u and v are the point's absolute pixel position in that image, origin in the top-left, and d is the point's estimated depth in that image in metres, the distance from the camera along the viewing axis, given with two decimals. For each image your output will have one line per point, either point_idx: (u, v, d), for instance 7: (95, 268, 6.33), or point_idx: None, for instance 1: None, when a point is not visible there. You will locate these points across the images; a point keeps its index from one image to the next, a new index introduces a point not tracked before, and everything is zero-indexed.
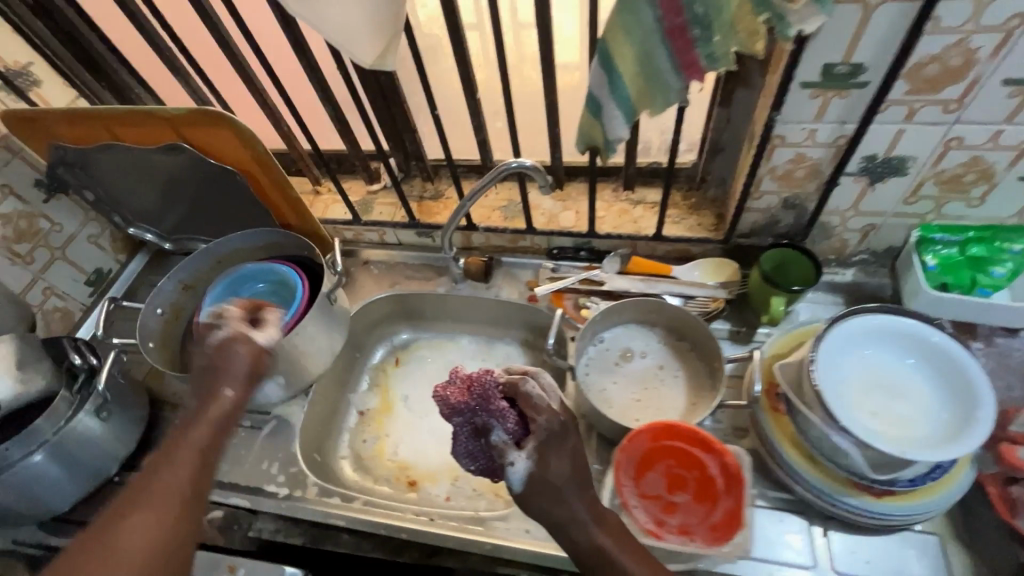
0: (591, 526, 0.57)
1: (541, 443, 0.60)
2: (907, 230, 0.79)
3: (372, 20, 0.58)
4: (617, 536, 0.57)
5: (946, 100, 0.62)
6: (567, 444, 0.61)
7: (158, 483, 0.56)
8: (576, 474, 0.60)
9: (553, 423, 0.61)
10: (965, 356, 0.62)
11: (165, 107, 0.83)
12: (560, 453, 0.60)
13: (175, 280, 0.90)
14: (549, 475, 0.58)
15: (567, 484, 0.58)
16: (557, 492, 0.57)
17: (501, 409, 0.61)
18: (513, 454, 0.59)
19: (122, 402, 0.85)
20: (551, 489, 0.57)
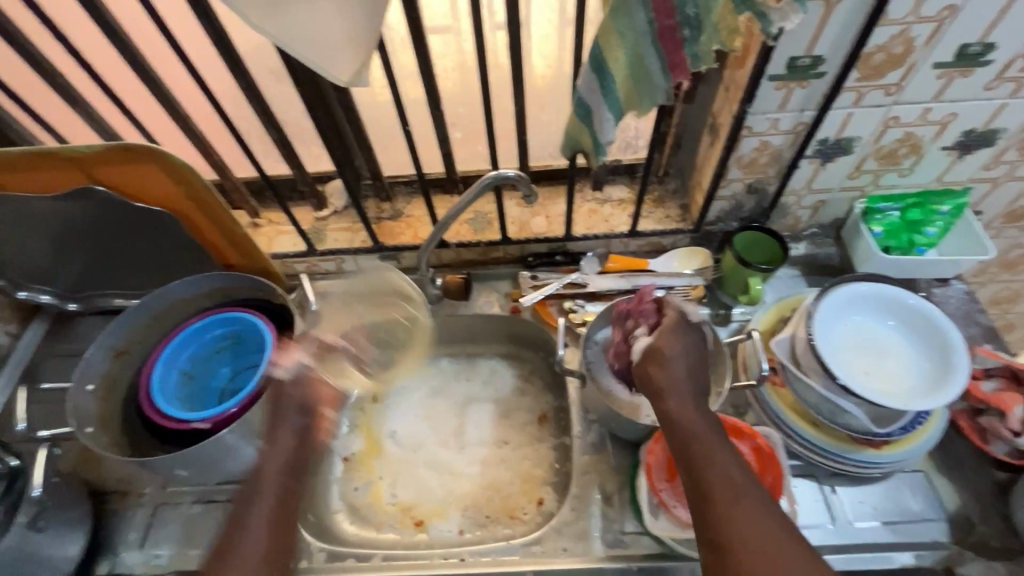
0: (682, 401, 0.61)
1: (670, 328, 0.65)
2: (852, 202, 0.87)
3: (349, 32, 0.52)
4: (700, 419, 0.60)
5: (888, 84, 0.69)
6: (692, 345, 0.65)
7: (242, 538, 0.64)
8: (698, 364, 0.64)
9: (675, 319, 0.67)
10: (937, 315, 0.69)
11: (72, 146, 0.70)
12: (683, 341, 0.65)
13: (104, 346, 0.76)
14: (665, 354, 0.63)
15: (683, 366, 0.63)
16: (666, 369, 0.62)
17: (645, 307, 0.70)
18: (641, 336, 0.68)
19: (59, 502, 0.70)
20: (664, 364, 0.63)
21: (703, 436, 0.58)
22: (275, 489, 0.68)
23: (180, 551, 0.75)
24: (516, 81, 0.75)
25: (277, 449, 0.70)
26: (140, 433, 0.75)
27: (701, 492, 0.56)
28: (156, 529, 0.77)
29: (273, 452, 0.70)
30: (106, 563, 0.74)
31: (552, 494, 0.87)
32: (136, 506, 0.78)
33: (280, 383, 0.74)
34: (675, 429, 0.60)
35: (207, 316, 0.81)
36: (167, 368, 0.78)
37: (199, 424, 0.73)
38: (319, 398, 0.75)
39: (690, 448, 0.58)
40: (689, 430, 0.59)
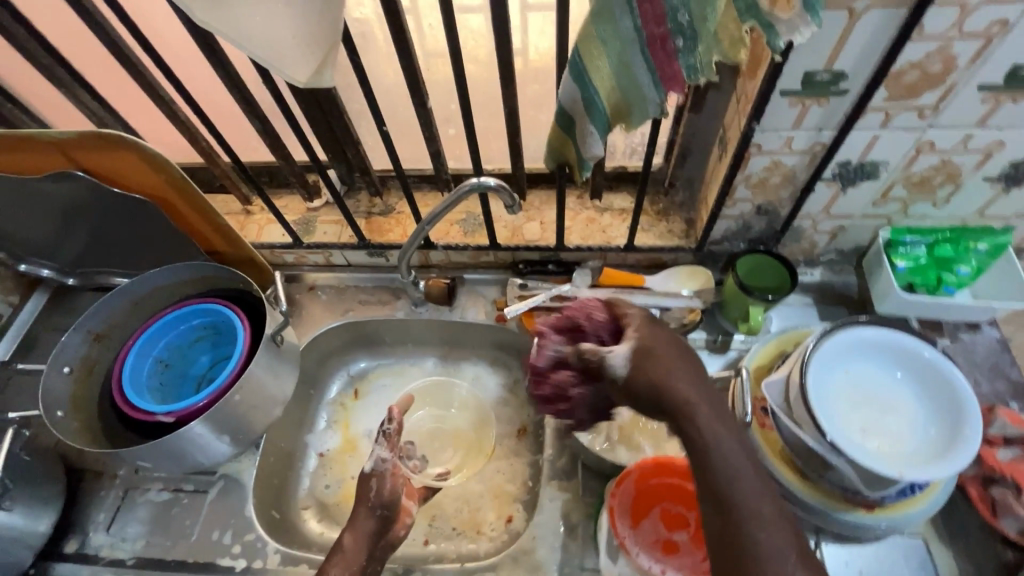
0: (736, 449, 0.46)
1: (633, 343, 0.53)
2: (875, 231, 0.79)
3: (301, 30, 0.48)
4: (755, 471, 0.46)
5: (923, 106, 0.60)
6: (683, 355, 0.52)
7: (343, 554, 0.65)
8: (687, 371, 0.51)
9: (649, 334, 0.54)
10: (953, 371, 0.62)
11: (46, 131, 0.69)
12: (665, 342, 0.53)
13: (82, 331, 0.76)
14: (679, 390, 0.49)
15: (707, 399, 0.49)
16: (687, 401, 0.48)
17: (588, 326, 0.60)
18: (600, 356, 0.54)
19: (29, 482, 0.72)
20: (701, 407, 0.48)
21: (763, 504, 0.44)
22: (349, 568, 0.64)
23: (144, 536, 0.76)
24: (506, 80, 0.69)
25: (356, 533, 0.66)
26: (113, 422, 0.76)
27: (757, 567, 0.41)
28: (123, 513, 0.78)
29: (353, 533, 0.66)
30: (74, 542, 0.76)
31: (522, 512, 0.83)
32: (108, 488, 0.80)
33: (378, 478, 0.71)
34: (717, 480, 0.45)
35: (184, 306, 0.80)
36: (141, 357, 0.78)
37: (163, 417, 0.73)
38: (397, 491, 0.70)
39: (745, 518, 0.43)
40: (745, 492, 0.44)
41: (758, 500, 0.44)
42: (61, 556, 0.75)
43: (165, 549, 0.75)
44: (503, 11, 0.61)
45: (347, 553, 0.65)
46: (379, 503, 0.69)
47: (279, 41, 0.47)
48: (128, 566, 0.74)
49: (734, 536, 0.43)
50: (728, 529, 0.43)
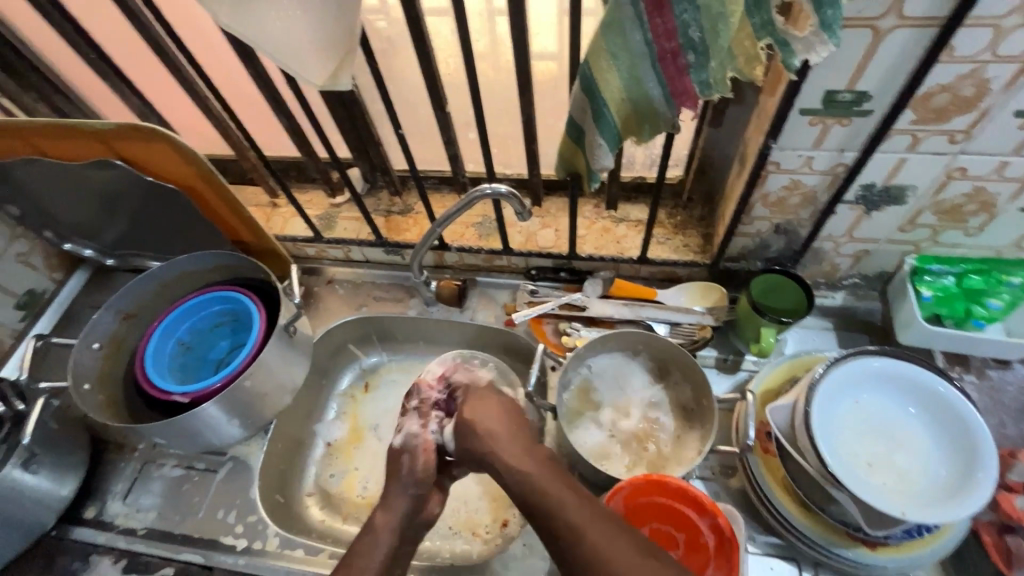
0: (534, 469, 0.57)
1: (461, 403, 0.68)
2: (901, 257, 0.75)
3: (317, 36, 0.49)
4: (553, 483, 0.55)
5: (953, 131, 0.57)
6: (500, 409, 0.64)
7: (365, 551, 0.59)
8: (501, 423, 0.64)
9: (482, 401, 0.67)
10: (967, 409, 0.60)
11: (89, 121, 0.74)
12: (483, 405, 0.65)
13: (113, 311, 0.81)
14: (493, 451, 0.59)
15: (513, 441, 0.60)
16: (491, 447, 0.60)
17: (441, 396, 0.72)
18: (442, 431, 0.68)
19: (55, 448, 0.77)
20: (506, 453, 0.59)
21: (559, 498, 0.53)
22: (386, 550, 0.59)
23: (156, 509, 0.80)
24: (523, 88, 0.69)
25: (391, 513, 0.62)
26: (134, 399, 0.81)
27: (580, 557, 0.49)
28: (139, 485, 0.82)
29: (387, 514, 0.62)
30: (93, 509, 0.81)
31: (517, 518, 0.83)
32: (127, 460, 0.84)
33: (410, 454, 0.66)
34: (529, 497, 0.55)
35: (207, 292, 0.84)
36: (163, 339, 0.82)
37: (179, 397, 0.76)
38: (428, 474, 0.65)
39: (559, 519, 0.52)
40: (550, 497, 0.53)
41: (556, 496, 0.53)
42: (80, 521, 0.80)
43: (174, 523, 0.79)
44: (520, 20, 0.61)
45: (382, 536, 0.60)
46: (410, 481, 0.64)
47: (295, 45, 0.49)
48: (138, 536, 0.78)
49: (556, 542, 0.51)
50: (552, 538, 0.51)
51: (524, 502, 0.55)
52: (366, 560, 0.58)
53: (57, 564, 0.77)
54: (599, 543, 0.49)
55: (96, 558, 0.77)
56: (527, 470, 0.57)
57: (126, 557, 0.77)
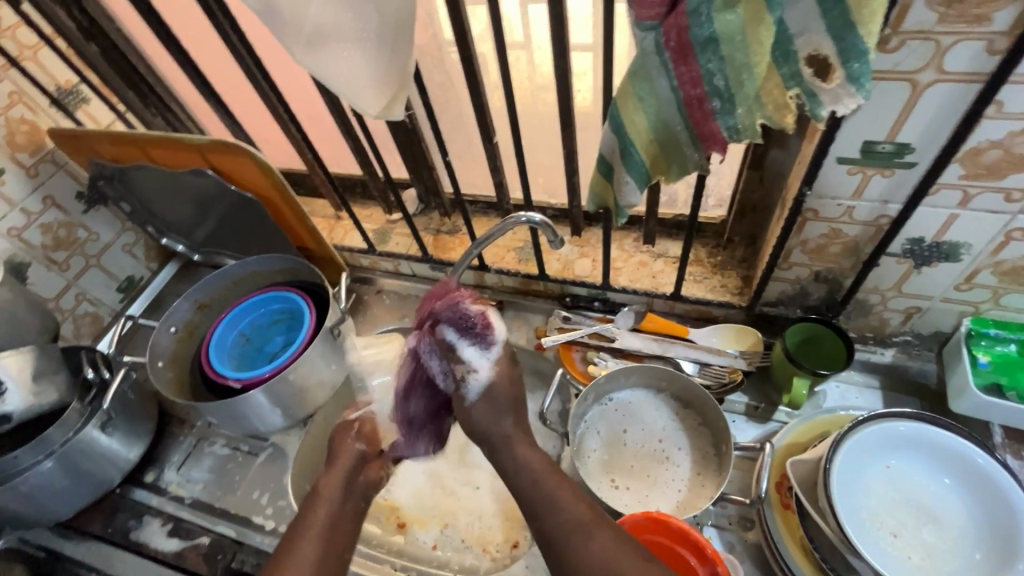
0: (535, 468, 0.60)
1: (493, 346, 0.62)
2: (958, 317, 0.70)
3: (377, 73, 0.56)
4: (554, 481, 0.59)
5: (1010, 188, 0.54)
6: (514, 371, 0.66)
7: (317, 511, 0.62)
8: (511, 402, 0.63)
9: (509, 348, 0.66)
10: (1011, 487, 0.55)
11: (189, 136, 0.86)
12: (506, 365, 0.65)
13: (191, 300, 0.93)
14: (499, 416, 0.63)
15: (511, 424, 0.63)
16: (503, 443, 0.62)
17: (479, 322, 0.61)
18: (470, 364, 0.61)
19: (128, 415, 0.87)
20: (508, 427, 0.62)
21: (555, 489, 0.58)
22: (336, 505, 0.63)
23: (203, 482, 0.89)
24: (564, 122, 0.73)
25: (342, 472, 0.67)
26: (198, 381, 0.91)
27: (582, 554, 0.53)
28: (192, 458, 0.92)
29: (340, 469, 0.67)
30: (152, 474, 0.91)
31: (528, 540, 0.83)
32: (186, 434, 0.94)
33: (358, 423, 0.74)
34: (527, 493, 0.59)
35: (269, 292, 0.93)
36: (228, 329, 0.92)
37: (233, 382, 0.85)
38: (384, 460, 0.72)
39: (557, 521, 0.56)
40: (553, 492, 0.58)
41: (555, 491, 0.58)
42: (141, 483, 0.90)
43: (216, 497, 0.87)
44: (564, 63, 0.65)
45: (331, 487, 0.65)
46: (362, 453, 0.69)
47: (356, 79, 0.56)
48: (185, 504, 0.87)
49: (555, 540, 0.55)
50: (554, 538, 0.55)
51: (526, 497, 0.59)
52: (317, 511, 0.62)
53: (116, 519, 0.87)
54: (611, 544, 0.53)
55: (148, 519, 0.86)
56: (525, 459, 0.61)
57: (172, 522, 0.86)
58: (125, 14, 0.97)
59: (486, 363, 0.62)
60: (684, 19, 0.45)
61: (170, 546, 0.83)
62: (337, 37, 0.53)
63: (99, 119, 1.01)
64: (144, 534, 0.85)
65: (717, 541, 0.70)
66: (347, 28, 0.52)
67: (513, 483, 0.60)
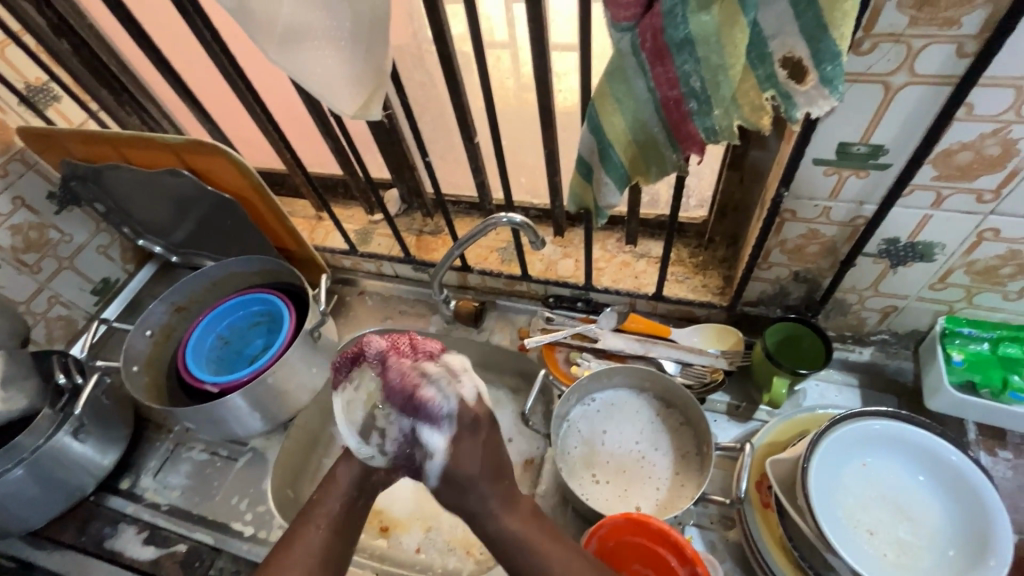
0: (525, 529, 0.55)
1: (447, 425, 0.53)
2: (933, 316, 0.71)
3: (351, 72, 0.55)
4: (542, 540, 0.55)
5: (982, 190, 0.55)
6: (482, 452, 0.55)
7: (321, 506, 0.60)
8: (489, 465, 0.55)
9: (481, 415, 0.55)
10: (982, 483, 0.56)
11: (165, 136, 0.84)
12: (469, 448, 0.54)
13: (167, 303, 0.91)
14: (466, 473, 0.54)
15: (496, 490, 0.56)
16: (485, 513, 0.55)
17: (429, 402, 0.53)
18: (426, 446, 0.53)
19: (102, 421, 0.85)
20: (482, 485, 0.55)
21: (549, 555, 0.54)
22: (345, 501, 0.61)
23: (180, 489, 0.87)
24: (545, 123, 0.73)
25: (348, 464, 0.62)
26: (175, 385, 0.89)
27: None
28: (169, 464, 0.90)
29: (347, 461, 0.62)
30: (128, 481, 0.89)
31: None
32: (163, 440, 0.92)
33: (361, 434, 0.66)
34: (515, 553, 0.55)
35: (248, 294, 0.92)
36: (206, 332, 0.91)
37: (210, 387, 0.84)
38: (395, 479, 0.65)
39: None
40: (536, 555, 0.54)
41: (545, 553, 0.54)
42: (116, 490, 0.88)
43: (194, 503, 0.86)
44: (543, 64, 0.65)
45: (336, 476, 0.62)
46: None
47: (330, 78, 0.55)
48: (162, 511, 0.85)
49: None
50: None
51: (511, 555, 0.55)
52: (326, 507, 0.60)
53: (90, 528, 0.85)
54: None
55: (124, 527, 0.84)
56: (509, 530, 0.55)
57: (147, 530, 0.84)
58: (96, 10, 0.95)
59: (441, 441, 0.53)
60: (659, 20, 0.45)
61: (146, 554, 0.82)
62: (310, 36, 0.52)
63: (71, 118, 0.99)
64: (118, 542, 0.83)
65: (699, 540, 0.70)
66: (318, 26, 0.51)
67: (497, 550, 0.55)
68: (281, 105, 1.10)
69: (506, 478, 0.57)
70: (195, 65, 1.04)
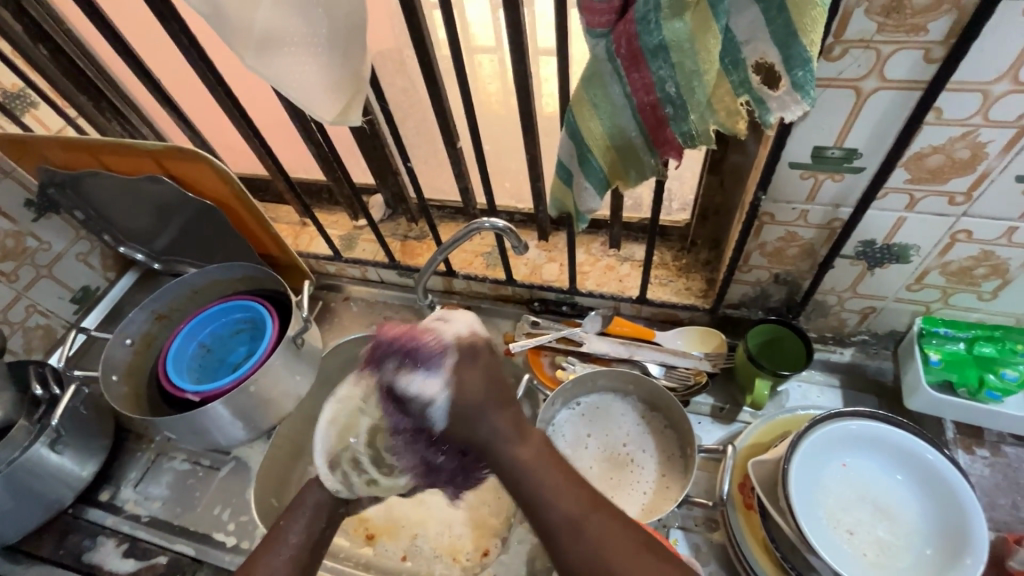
0: (536, 457, 0.56)
1: (441, 364, 0.55)
2: (910, 317, 0.72)
3: (329, 79, 0.55)
4: (543, 464, 0.55)
5: (953, 192, 0.56)
6: (488, 377, 0.57)
7: (281, 531, 0.64)
8: (495, 391, 0.57)
9: (470, 350, 0.57)
10: (959, 482, 0.57)
11: (144, 142, 0.83)
12: (473, 373, 0.56)
13: (148, 311, 0.90)
14: (470, 399, 0.55)
15: (507, 418, 0.57)
16: (491, 435, 0.56)
17: (421, 348, 0.56)
18: (419, 387, 0.55)
19: (81, 432, 0.84)
20: (486, 409, 0.56)
21: (560, 482, 0.54)
22: (310, 530, 0.65)
23: (161, 500, 0.86)
24: (526, 127, 0.73)
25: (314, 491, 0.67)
26: (155, 394, 0.88)
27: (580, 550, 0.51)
28: (150, 475, 0.89)
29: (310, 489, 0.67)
30: (107, 492, 0.87)
31: (498, 548, 0.83)
32: (144, 450, 0.91)
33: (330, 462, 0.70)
34: (521, 479, 0.55)
35: (230, 301, 0.91)
36: (187, 340, 0.90)
37: (192, 395, 0.83)
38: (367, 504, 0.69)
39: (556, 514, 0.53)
40: (540, 478, 0.54)
41: (552, 476, 0.55)
42: (95, 502, 0.86)
43: (175, 514, 0.85)
44: (523, 70, 0.65)
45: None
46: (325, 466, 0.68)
47: (308, 85, 0.55)
48: (142, 523, 0.84)
49: (549, 533, 0.52)
50: (549, 529, 0.53)
51: (520, 487, 0.55)
52: (286, 531, 0.64)
53: (68, 541, 0.83)
54: (604, 535, 0.51)
55: (103, 539, 0.83)
56: (517, 455, 0.56)
57: (127, 542, 0.83)
58: (74, 16, 0.94)
59: (438, 380, 0.55)
60: (633, 27, 0.46)
61: (125, 567, 0.80)
62: (286, 42, 0.51)
63: (49, 125, 0.97)
64: (97, 555, 0.82)
65: (684, 543, 0.70)
66: (296, 33, 0.51)
67: (502, 475, 0.56)
68: (264, 110, 1.09)
69: (513, 407, 0.58)
70: (179, 72, 1.04)
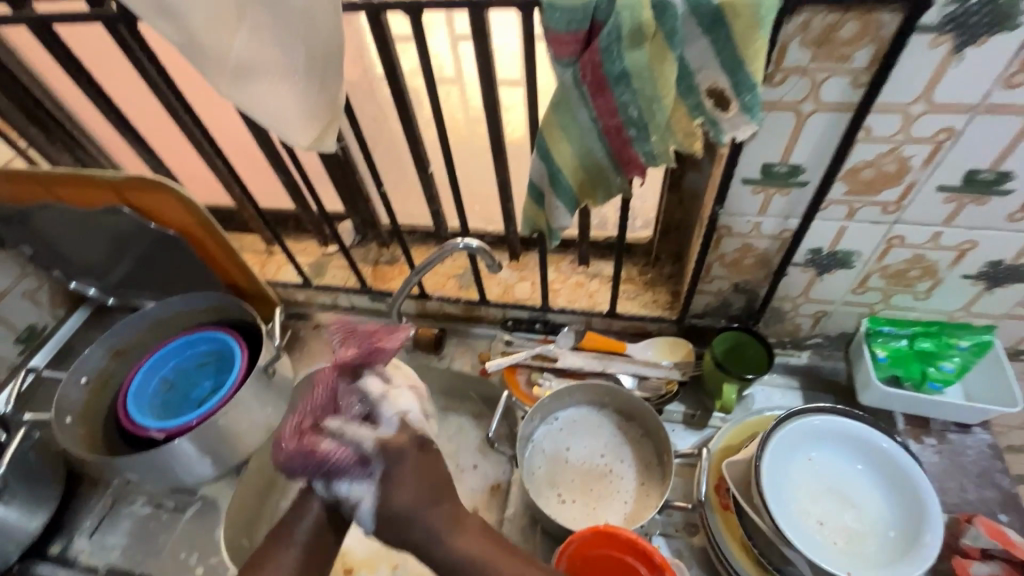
0: (478, 547, 0.58)
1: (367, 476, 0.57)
2: (857, 318, 0.78)
3: (304, 107, 0.56)
4: (497, 555, 0.57)
5: (885, 203, 0.62)
6: (423, 473, 0.59)
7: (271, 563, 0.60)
8: (430, 494, 0.59)
9: (410, 444, 0.59)
10: (911, 465, 0.61)
11: (104, 172, 0.81)
12: (405, 481, 0.57)
13: (105, 346, 0.86)
14: (397, 507, 0.57)
15: (440, 513, 0.59)
16: (430, 535, 0.57)
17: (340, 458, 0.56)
18: (352, 498, 0.57)
19: (31, 480, 0.79)
20: (418, 513, 0.57)
21: (498, 563, 0.57)
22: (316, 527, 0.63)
23: (121, 548, 0.81)
24: (495, 150, 0.76)
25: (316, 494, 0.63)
26: (114, 434, 0.84)
27: None
28: (107, 522, 0.83)
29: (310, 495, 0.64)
30: (59, 544, 0.81)
31: None
32: (100, 496, 0.86)
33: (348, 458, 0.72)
34: (464, 570, 0.57)
35: (196, 333, 0.88)
36: (149, 375, 0.86)
37: (156, 433, 0.79)
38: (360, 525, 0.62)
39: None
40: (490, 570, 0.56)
41: (498, 566, 0.57)
42: (45, 556, 0.80)
43: (137, 562, 0.80)
44: (493, 96, 0.69)
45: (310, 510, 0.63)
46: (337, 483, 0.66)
47: (285, 114, 0.56)
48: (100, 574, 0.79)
49: None
50: None
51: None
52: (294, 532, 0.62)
53: None
54: None
55: None
56: (463, 549, 0.58)
57: None
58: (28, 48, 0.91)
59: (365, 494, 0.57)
60: (597, 56, 0.49)
61: None
62: (261, 72, 0.53)
63: None
64: None
65: (666, 549, 0.72)
66: (271, 64, 0.52)
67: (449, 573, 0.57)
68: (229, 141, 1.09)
69: (448, 501, 0.61)
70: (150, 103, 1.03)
